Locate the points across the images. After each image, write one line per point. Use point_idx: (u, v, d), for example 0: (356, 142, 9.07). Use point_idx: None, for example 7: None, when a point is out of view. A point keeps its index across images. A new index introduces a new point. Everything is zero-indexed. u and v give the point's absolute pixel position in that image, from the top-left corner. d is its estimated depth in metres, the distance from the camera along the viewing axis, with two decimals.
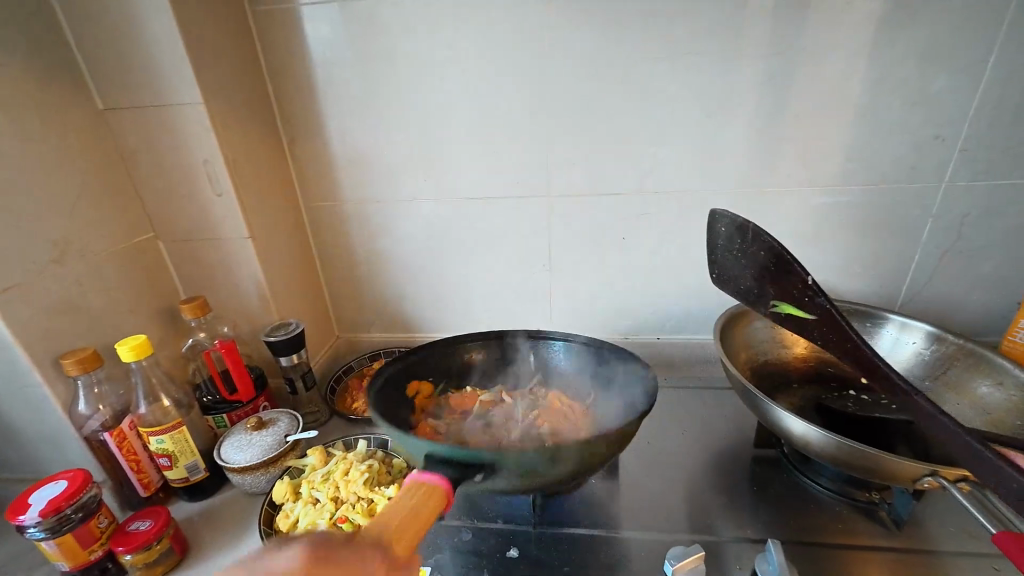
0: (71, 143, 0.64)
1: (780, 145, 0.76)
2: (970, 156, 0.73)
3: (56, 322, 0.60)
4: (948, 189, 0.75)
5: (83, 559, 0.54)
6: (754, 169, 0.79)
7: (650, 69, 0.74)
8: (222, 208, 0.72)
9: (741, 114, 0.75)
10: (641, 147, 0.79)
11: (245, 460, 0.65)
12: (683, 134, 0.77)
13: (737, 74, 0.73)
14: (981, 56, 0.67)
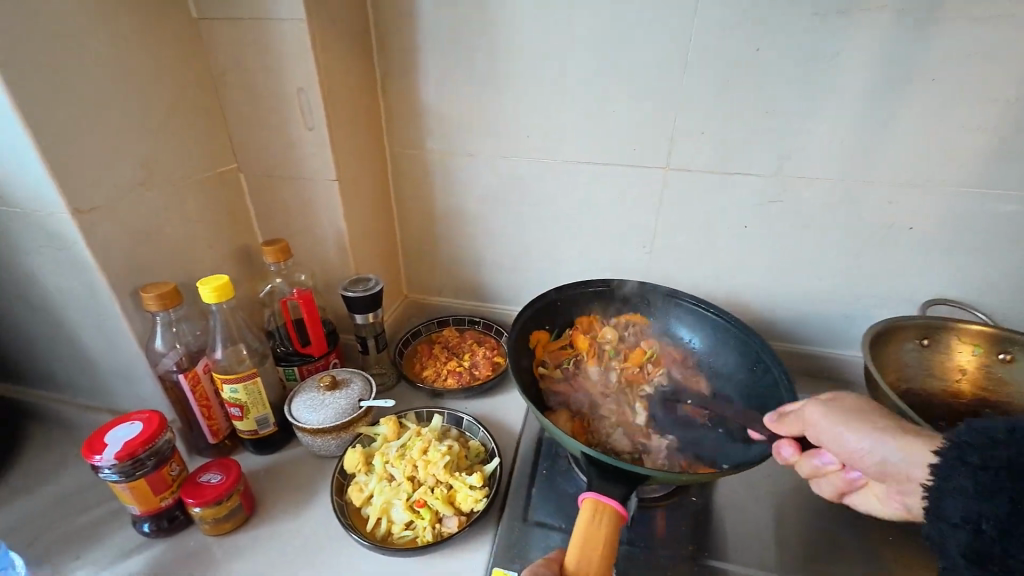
0: (163, 52, 0.57)
1: (973, 135, 0.62)
2: None
3: (137, 251, 0.56)
4: None
5: (154, 505, 0.52)
6: (929, 161, 0.65)
7: (828, 23, 0.60)
8: (312, 144, 0.65)
9: (932, 91, 0.61)
10: (791, 122, 0.66)
11: (319, 422, 0.60)
12: (848, 110, 0.64)
13: (940, 41, 0.58)
14: None
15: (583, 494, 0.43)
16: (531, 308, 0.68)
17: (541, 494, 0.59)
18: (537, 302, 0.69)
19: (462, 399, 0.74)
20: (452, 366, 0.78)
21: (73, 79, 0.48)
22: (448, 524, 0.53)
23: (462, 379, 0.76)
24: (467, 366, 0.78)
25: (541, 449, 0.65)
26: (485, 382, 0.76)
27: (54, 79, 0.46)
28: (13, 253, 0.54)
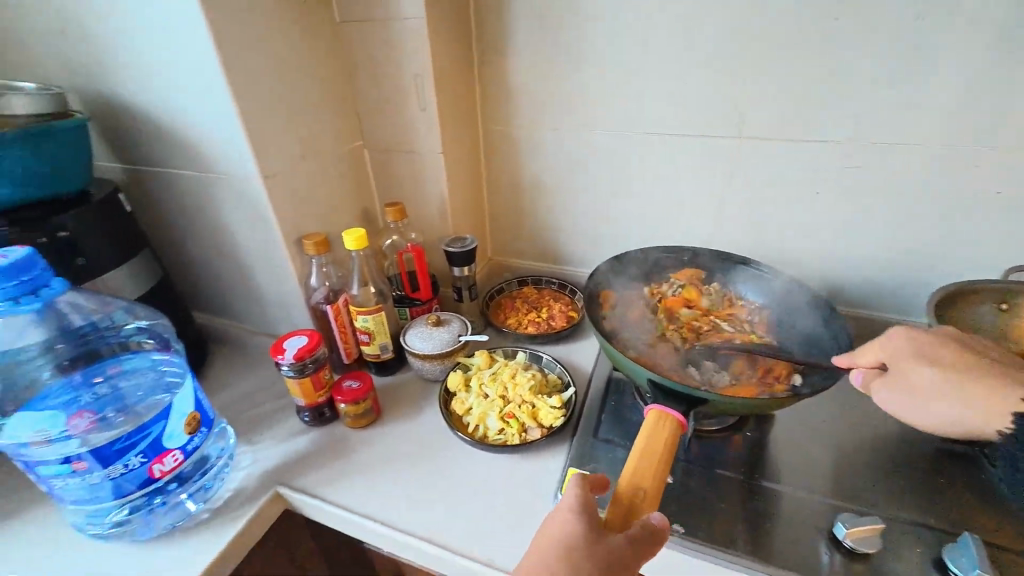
0: (316, 52, 0.72)
1: None
2: None
3: (298, 209, 0.72)
4: None
5: (313, 400, 0.69)
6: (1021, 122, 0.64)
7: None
8: (424, 122, 0.78)
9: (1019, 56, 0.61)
10: (867, 88, 0.68)
11: (427, 350, 0.75)
12: (930, 74, 0.65)
13: None
14: None
15: (650, 407, 0.52)
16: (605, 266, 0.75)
17: (610, 418, 0.69)
18: (609, 261, 0.76)
19: (540, 344, 0.86)
20: (532, 317, 0.89)
21: (264, 77, 0.64)
22: (532, 433, 0.66)
23: (541, 327, 0.87)
24: (545, 317, 0.90)
25: (610, 386, 0.75)
26: (560, 331, 0.87)
27: (252, 78, 0.62)
28: (217, 210, 0.72)
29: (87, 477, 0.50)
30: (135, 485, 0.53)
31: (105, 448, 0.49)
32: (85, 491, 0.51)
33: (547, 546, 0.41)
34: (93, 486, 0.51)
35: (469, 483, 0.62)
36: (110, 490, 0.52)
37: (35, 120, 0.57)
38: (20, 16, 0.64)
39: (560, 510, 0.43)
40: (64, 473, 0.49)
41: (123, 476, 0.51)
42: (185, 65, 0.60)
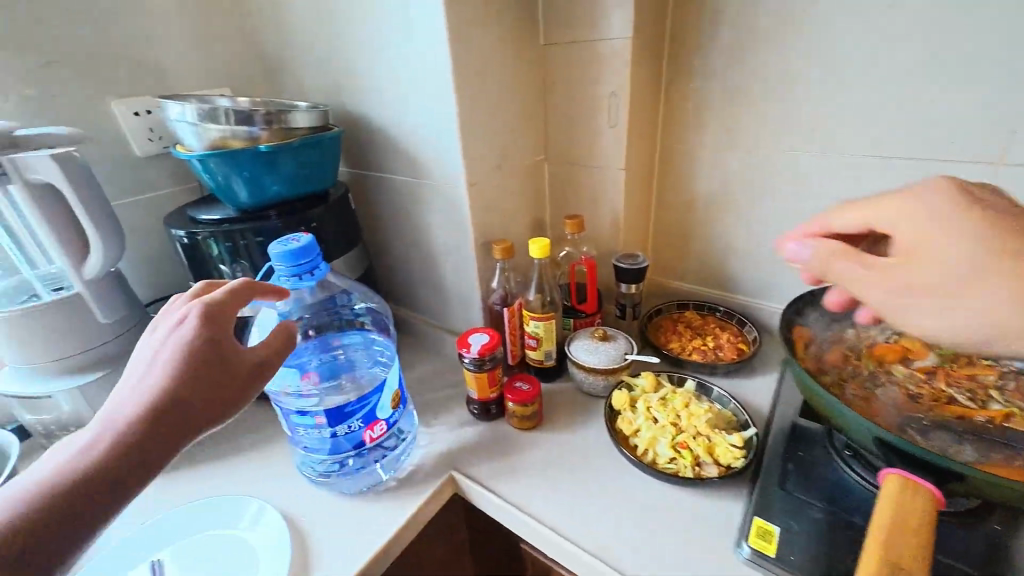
0: (522, 73, 0.77)
1: None
2: None
3: (490, 216, 0.78)
4: None
5: (485, 396, 0.73)
6: None
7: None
8: (611, 139, 0.79)
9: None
10: None
11: (592, 364, 0.75)
12: None
13: None
14: None
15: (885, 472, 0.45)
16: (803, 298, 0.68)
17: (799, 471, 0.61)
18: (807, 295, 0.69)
19: (707, 374, 0.81)
20: (696, 344, 0.84)
21: (482, 96, 0.70)
22: (707, 468, 0.61)
23: (708, 356, 0.82)
24: (712, 346, 0.84)
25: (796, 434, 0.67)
26: (730, 363, 0.80)
27: (473, 97, 0.69)
28: (421, 213, 0.81)
29: (319, 433, 0.57)
30: (350, 448, 0.59)
31: (340, 412, 0.56)
32: (313, 445, 0.58)
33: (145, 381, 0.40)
34: (321, 441, 0.58)
35: (637, 508, 0.60)
36: (332, 448, 0.59)
37: (310, 132, 0.69)
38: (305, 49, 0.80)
39: (194, 336, 0.42)
40: (306, 425, 0.56)
41: (345, 439, 0.58)
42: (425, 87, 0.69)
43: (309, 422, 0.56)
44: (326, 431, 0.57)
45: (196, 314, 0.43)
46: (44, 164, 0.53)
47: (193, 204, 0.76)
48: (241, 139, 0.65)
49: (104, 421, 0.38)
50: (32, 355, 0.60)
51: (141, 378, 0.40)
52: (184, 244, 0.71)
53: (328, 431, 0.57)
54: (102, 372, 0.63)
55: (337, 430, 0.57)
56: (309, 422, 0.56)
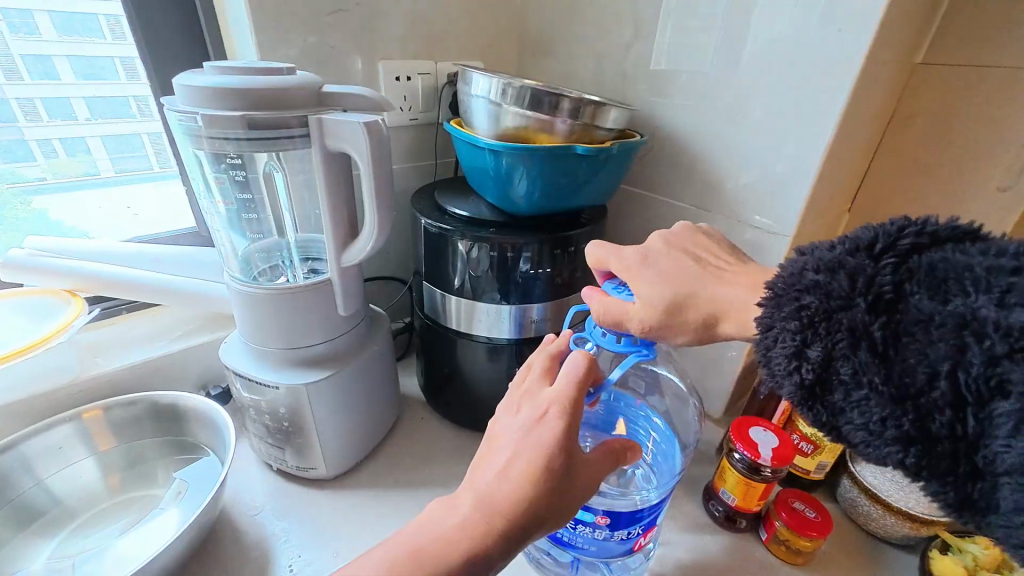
0: (888, 98, 0.57)
1: None
2: None
3: None
4: None
5: (745, 506, 0.57)
6: None
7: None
8: (993, 205, 0.57)
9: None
10: None
11: (902, 504, 0.55)
12: None
13: None
14: None
15: None
16: None
17: None
18: None
19: None
20: None
21: (852, 123, 0.52)
22: None
23: None
24: None
25: None
26: None
27: (846, 124, 0.50)
28: None
29: (590, 531, 0.45)
30: (614, 552, 0.47)
31: (625, 513, 0.44)
32: (572, 538, 0.47)
33: (486, 505, 0.34)
34: (586, 540, 0.46)
35: None
36: (593, 549, 0.47)
37: (613, 136, 0.55)
38: (595, 33, 0.68)
39: (541, 451, 0.34)
40: (579, 518, 0.45)
41: (615, 544, 0.46)
42: (780, 101, 0.53)
43: (585, 517, 0.44)
44: (600, 532, 0.45)
45: (551, 404, 0.36)
46: (353, 132, 0.43)
47: (441, 190, 0.66)
48: (542, 129, 0.52)
49: (451, 525, 0.34)
50: (274, 336, 0.53)
51: (490, 454, 0.36)
52: (428, 232, 0.61)
53: (601, 532, 0.45)
54: (331, 372, 0.55)
55: (613, 533, 0.45)
56: (585, 518, 0.44)
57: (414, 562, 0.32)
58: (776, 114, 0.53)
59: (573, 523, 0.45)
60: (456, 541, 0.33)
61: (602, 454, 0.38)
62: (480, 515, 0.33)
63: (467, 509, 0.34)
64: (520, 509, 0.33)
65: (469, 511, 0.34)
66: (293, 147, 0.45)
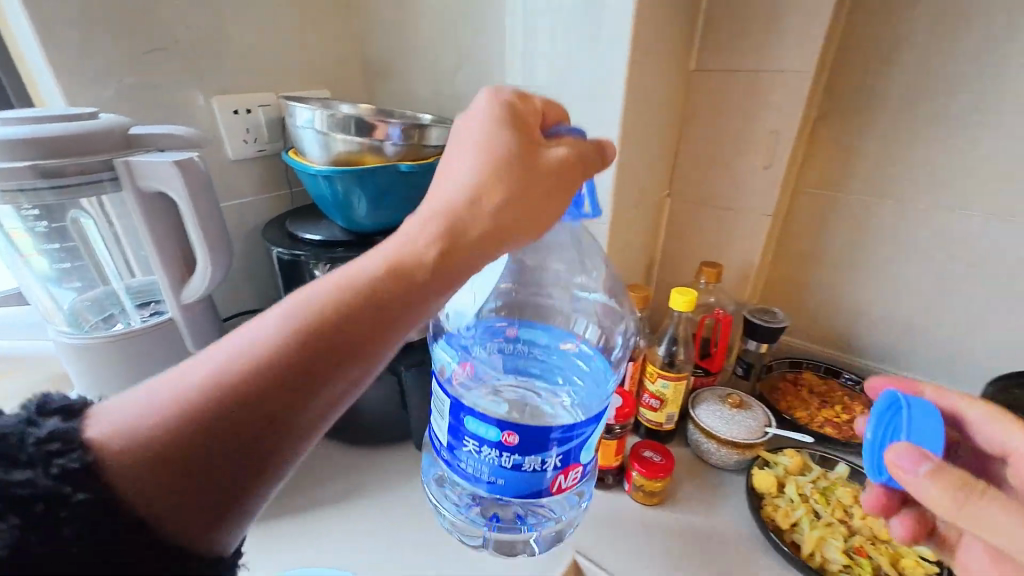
0: (670, 101, 0.69)
1: None
2: None
3: (618, 254, 0.69)
4: None
5: (606, 463, 0.64)
6: None
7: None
8: (760, 180, 0.71)
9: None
10: None
11: (729, 435, 0.65)
12: None
13: None
14: None
15: None
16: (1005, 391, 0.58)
17: None
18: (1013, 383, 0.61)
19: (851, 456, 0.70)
20: (829, 416, 0.72)
21: (636, 124, 0.62)
22: None
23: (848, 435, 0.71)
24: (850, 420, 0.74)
25: None
26: None
27: (630, 125, 0.60)
28: None
29: (496, 459, 0.40)
30: (521, 495, 0.42)
31: (530, 431, 0.39)
32: (480, 479, 0.42)
33: (414, 279, 0.32)
34: (500, 465, 0.41)
35: None
36: (507, 487, 0.41)
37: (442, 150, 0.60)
38: (427, 60, 0.73)
39: (465, 200, 0.34)
40: (487, 442, 0.40)
41: (538, 441, 0.39)
42: (579, 110, 0.61)
43: (494, 441, 0.40)
44: (507, 463, 0.40)
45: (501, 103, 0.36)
46: (164, 170, 0.44)
47: (293, 217, 0.67)
48: (370, 150, 0.56)
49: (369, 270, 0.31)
50: (114, 387, 0.51)
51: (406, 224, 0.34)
52: (281, 259, 0.62)
53: (510, 458, 0.40)
54: None
55: (519, 466, 0.40)
56: (492, 441, 0.40)
57: (304, 320, 0.28)
58: (578, 121, 0.62)
59: (475, 461, 0.42)
60: (384, 290, 0.31)
61: (573, 155, 0.37)
62: (404, 279, 0.31)
63: (411, 247, 0.32)
64: (440, 254, 0.32)
65: (396, 282, 0.31)
66: (101, 192, 0.45)
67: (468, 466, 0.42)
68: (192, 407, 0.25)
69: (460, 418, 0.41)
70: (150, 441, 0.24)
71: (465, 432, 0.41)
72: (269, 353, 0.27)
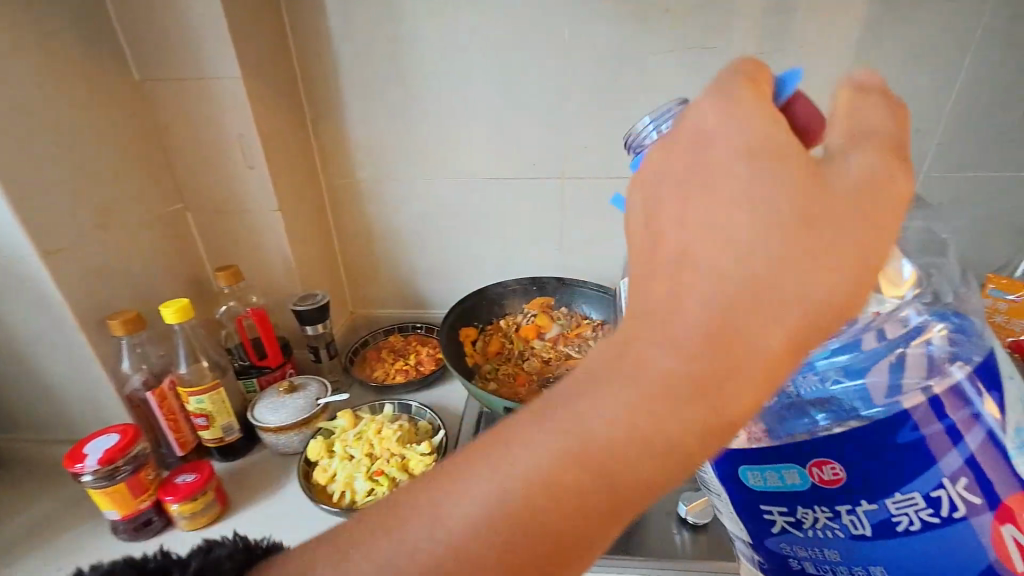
0: (115, 116, 0.67)
1: None
2: (955, 137, 0.76)
3: (97, 283, 0.63)
4: (959, 144, 0.75)
5: (133, 509, 0.58)
6: None
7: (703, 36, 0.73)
8: (253, 180, 0.76)
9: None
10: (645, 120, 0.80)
11: (280, 421, 0.68)
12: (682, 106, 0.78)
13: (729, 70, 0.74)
14: (977, 42, 0.68)
15: None
16: (457, 311, 0.80)
17: None
18: (468, 300, 0.82)
19: (411, 392, 0.84)
20: (399, 366, 0.87)
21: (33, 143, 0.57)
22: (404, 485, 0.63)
23: (409, 375, 0.86)
24: (413, 362, 0.88)
25: (482, 419, 0.76)
26: (428, 375, 0.86)
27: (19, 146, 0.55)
28: None
29: (838, 518, 0.32)
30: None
31: (791, 449, 0.32)
32: (844, 557, 0.33)
33: (685, 304, 0.23)
34: (885, 516, 0.31)
35: None
36: (878, 551, 0.31)
37: None
38: None
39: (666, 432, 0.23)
40: (806, 494, 0.32)
41: (887, 481, 0.30)
42: None
43: (811, 487, 0.32)
44: (916, 524, 0.30)
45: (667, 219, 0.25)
46: None
47: None
48: None
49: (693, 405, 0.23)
50: None
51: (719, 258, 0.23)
52: None
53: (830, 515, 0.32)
54: None
55: (929, 509, 0.30)
56: (811, 489, 0.32)
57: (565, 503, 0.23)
58: None
59: (837, 530, 0.32)
60: (656, 342, 0.24)
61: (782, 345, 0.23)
62: (682, 304, 0.23)
63: (717, 253, 0.23)
64: (632, 453, 0.23)
65: (655, 300, 0.24)
66: None
67: (806, 557, 0.34)
68: (469, 544, 0.23)
69: (741, 486, 0.34)
70: (448, 559, 0.23)
71: (772, 495, 0.33)
72: (580, 422, 0.24)
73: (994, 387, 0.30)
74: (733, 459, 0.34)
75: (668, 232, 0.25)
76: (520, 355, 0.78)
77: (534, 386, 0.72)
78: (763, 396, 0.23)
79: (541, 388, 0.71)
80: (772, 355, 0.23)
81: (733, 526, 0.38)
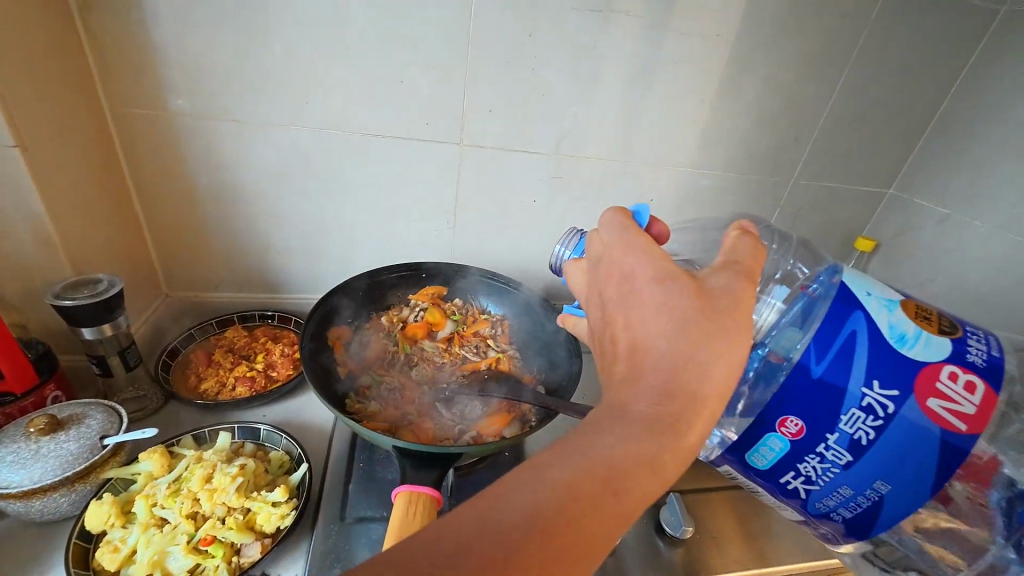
0: None
1: (698, 108, 0.74)
2: (821, 148, 0.82)
3: None
4: (817, 155, 0.83)
5: None
6: (671, 138, 0.76)
7: None
8: None
9: (702, 83, 0.72)
10: (558, 87, 0.69)
11: (29, 482, 0.44)
12: (597, 79, 0.69)
13: (648, 44, 0.68)
14: (844, 62, 0.74)
15: (398, 488, 0.43)
16: (325, 307, 0.62)
17: (358, 491, 0.55)
18: (339, 292, 0.65)
19: (257, 407, 0.65)
20: (241, 371, 0.66)
21: None
22: (248, 552, 0.47)
23: (255, 385, 0.65)
24: (260, 367, 0.68)
25: (357, 442, 0.62)
26: (283, 382, 0.67)
27: None
28: None
29: (825, 458, 0.38)
30: (974, 430, 0.35)
31: (761, 420, 0.40)
32: (853, 488, 0.38)
33: (643, 370, 0.27)
34: (848, 437, 0.37)
35: None
36: (874, 465, 0.37)
37: None
38: None
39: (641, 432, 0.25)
40: (793, 453, 0.39)
41: (811, 415, 0.38)
42: None
43: (792, 445, 0.39)
44: (871, 433, 0.37)
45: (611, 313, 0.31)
46: None
47: None
48: None
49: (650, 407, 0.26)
50: None
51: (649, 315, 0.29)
52: None
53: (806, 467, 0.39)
54: None
55: (869, 417, 0.37)
56: (795, 447, 0.39)
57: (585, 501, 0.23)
58: None
59: (831, 468, 0.38)
60: (636, 389, 0.27)
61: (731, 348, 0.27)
62: (641, 380, 0.27)
63: (663, 336, 0.28)
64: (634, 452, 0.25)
65: (619, 375, 0.28)
66: None
67: (836, 505, 0.39)
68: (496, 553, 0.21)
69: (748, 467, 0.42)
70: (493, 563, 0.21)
71: (778, 466, 0.40)
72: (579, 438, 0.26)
73: (856, 308, 0.39)
74: (738, 451, 0.41)
75: (621, 333, 0.30)
76: (407, 362, 0.65)
77: (423, 402, 0.60)
78: (711, 420, 0.27)
79: (432, 405, 0.59)
80: (722, 382, 0.27)
81: (780, 503, 0.44)
